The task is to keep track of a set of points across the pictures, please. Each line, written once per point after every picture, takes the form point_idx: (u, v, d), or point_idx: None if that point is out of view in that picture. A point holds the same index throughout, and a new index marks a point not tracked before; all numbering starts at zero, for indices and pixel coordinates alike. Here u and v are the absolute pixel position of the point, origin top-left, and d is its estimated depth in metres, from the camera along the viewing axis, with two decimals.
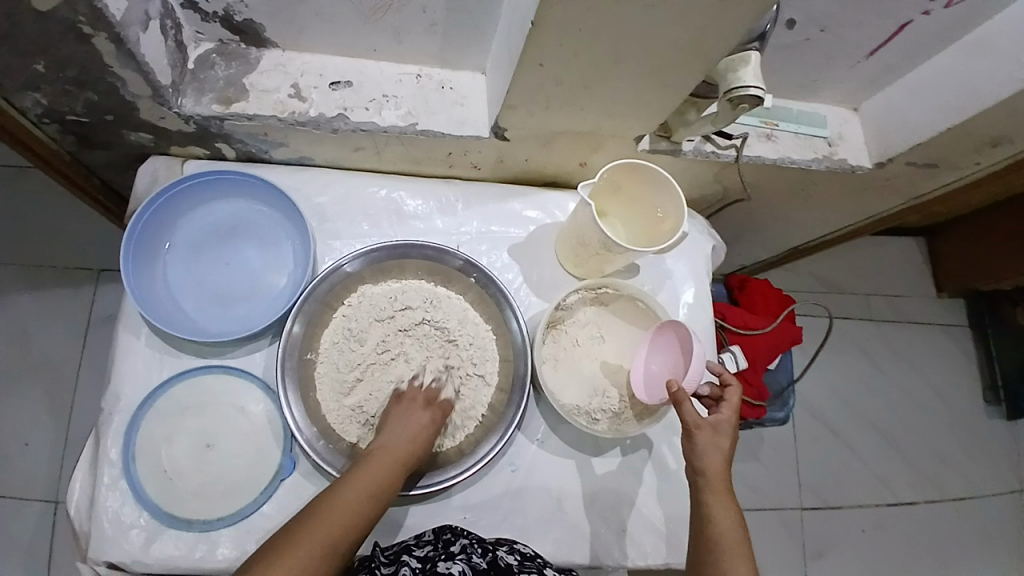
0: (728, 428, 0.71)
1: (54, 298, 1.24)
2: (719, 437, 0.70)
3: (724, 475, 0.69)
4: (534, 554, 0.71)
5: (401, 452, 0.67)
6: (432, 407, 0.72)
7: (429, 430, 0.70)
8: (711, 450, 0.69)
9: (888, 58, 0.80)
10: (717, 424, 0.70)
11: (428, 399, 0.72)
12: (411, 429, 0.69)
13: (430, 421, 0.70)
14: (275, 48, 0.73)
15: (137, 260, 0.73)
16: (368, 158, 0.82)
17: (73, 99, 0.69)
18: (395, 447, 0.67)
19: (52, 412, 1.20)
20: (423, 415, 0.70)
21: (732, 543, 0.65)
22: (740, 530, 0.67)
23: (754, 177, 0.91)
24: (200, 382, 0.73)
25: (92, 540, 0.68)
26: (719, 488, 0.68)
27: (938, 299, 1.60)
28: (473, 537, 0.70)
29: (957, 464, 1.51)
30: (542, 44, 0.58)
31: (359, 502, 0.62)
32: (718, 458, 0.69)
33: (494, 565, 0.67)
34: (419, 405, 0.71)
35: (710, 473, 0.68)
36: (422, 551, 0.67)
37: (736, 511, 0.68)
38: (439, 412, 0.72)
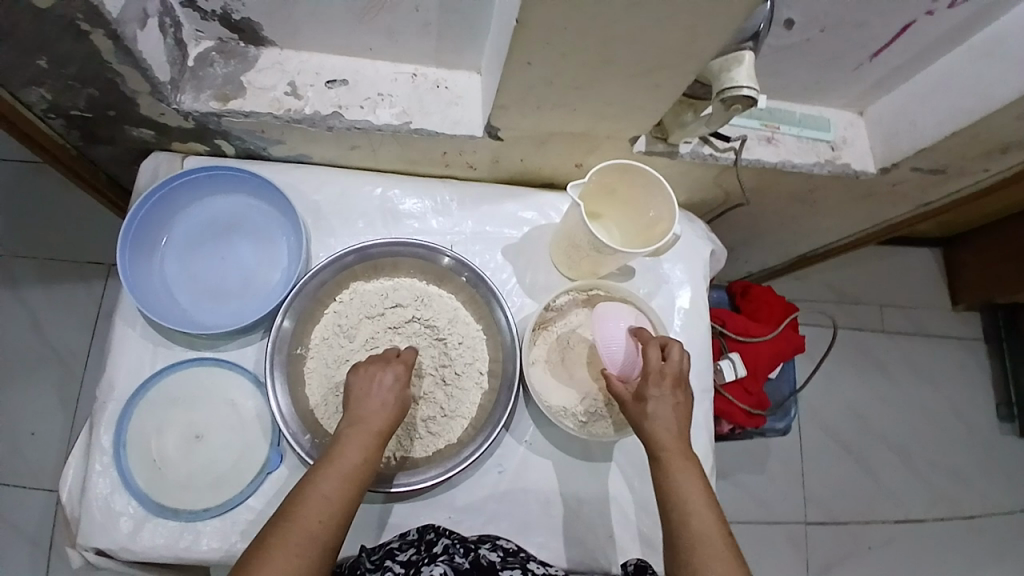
0: (666, 391, 0.68)
1: (66, 291, 1.27)
2: (653, 403, 0.68)
3: (675, 439, 0.67)
4: (517, 548, 0.71)
5: (374, 430, 0.65)
6: (396, 370, 0.68)
7: (397, 399, 0.67)
8: (650, 420, 0.68)
9: (892, 62, 0.78)
10: (652, 391, 0.68)
11: (393, 362, 0.69)
12: (378, 403, 0.66)
13: (396, 380, 0.68)
14: (273, 47, 0.74)
15: (135, 253, 0.75)
16: (365, 157, 0.83)
17: (75, 94, 0.71)
18: (364, 419, 0.65)
19: (61, 402, 1.23)
20: (389, 385, 0.67)
21: (697, 508, 0.63)
22: (705, 496, 0.64)
23: (755, 181, 0.89)
24: (192, 374, 0.74)
25: (83, 525, 0.69)
26: (675, 458, 0.66)
27: (954, 312, 1.56)
28: (455, 537, 0.70)
29: (970, 480, 1.47)
30: (529, 44, 0.58)
31: (341, 489, 0.61)
32: (666, 425, 0.67)
33: (477, 564, 0.67)
34: (380, 372, 0.68)
35: (659, 443, 0.67)
36: (405, 555, 0.67)
37: (698, 473, 0.66)
38: (403, 366, 0.69)
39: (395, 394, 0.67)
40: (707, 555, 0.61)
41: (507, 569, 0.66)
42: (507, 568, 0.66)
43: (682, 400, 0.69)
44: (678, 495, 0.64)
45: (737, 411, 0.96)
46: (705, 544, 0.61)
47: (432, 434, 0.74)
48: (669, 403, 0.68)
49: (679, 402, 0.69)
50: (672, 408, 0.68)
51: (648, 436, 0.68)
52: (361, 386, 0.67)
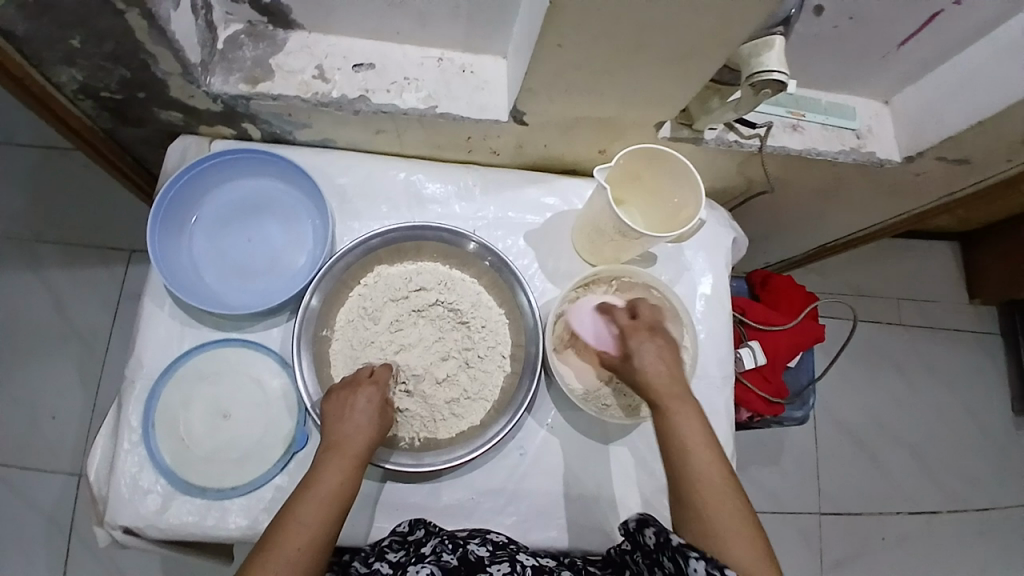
0: (649, 340, 0.70)
1: (89, 274, 1.28)
2: (640, 353, 0.69)
3: (668, 383, 0.68)
4: (507, 540, 0.71)
5: (350, 455, 0.65)
6: (368, 393, 0.69)
7: (371, 423, 0.67)
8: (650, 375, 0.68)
9: (921, 50, 0.78)
10: (635, 341, 0.69)
11: (364, 385, 0.69)
12: (352, 427, 0.66)
13: (369, 403, 0.68)
14: (302, 31, 0.75)
15: (164, 232, 0.76)
16: (389, 141, 0.84)
17: (108, 75, 0.72)
18: (338, 444, 0.66)
19: (82, 385, 1.25)
20: (362, 410, 0.67)
21: (695, 449, 0.65)
22: (704, 436, 0.66)
23: (778, 169, 0.89)
24: (218, 353, 0.75)
25: (110, 501, 0.70)
26: (671, 402, 0.67)
27: (971, 306, 1.55)
28: (444, 534, 0.70)
29: (984, 477, 1.46)
30: (560, 27, 0.58)
31: (318, 513, 0.62)
32: (658, 374, 0.68)
33: (465, 560, 0.67)
34: (351, 396, 0.68)
35: (652, 388, 0.67)
36: (394, 556, 0.67)
37: (695, 412, 0.67)
38: (373, 388, 0.69)
39: (371, 416, 0.68)
40: (705, 492, 0.63)
41: (496, 564, 0.67)
42: (496, 563, 0.67)
43: (669, 348, 0.70)
44: (677, 437, 0.66)
45: (755, 400, 0.96)
46: (707, 482, 0.64)
47: (455, 416, 0.75)
48: (654, 352, 0.69)
49: (662, 346, 0.70)
50: (659, 355, 0.69)
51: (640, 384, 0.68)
52: (334, 412, 0.67)
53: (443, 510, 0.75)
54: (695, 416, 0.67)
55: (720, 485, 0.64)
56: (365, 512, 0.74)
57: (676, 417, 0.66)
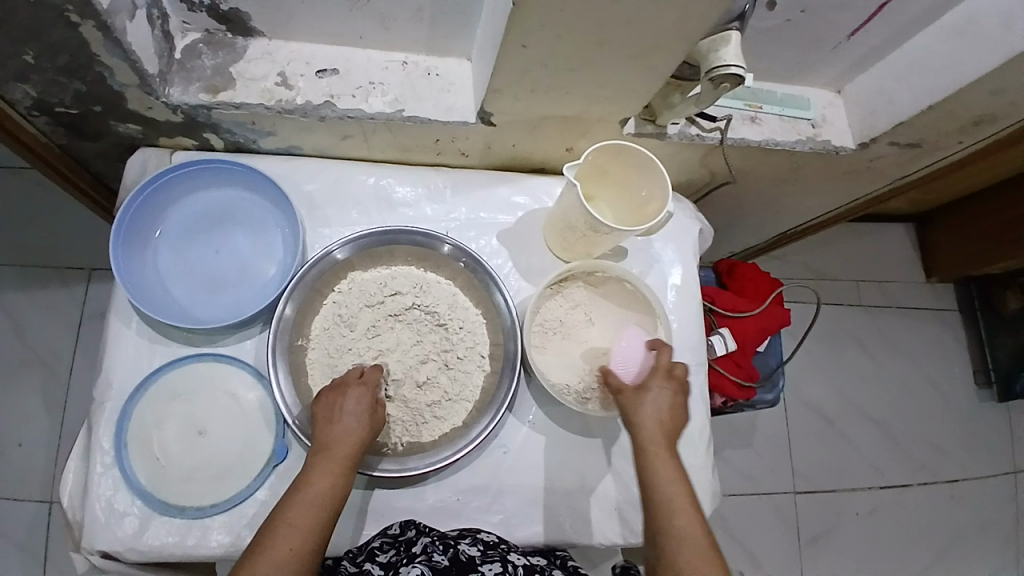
0: (665, 389, 0.74)
1: (48, 295, 1.24)
2: (651, 393, 0.73)
3: (661, 434, 0.72)
4: (498, 541, 0.71)
5: (340, 456, 0.65)
6: (357, 394, 0.68)
7: (361, 423, 0.67)
8: (644, 412, 0.72)
9: (870, 40, 0.81)
10: (648, 385, 0.73)
11: (353, 386, 0.69)
12: (341, 428, 0.66)
13: (358, 404, 0.68)
14: (262, 38, 0.74)
15: (127, 248, 0.74)
16: (357, 146, 0.83)
17: (62, 89, 0.70)
18: (328, 446, 0.65)
19: (47, 410, 1.21)
20: (352, 411, 0.67)
21: (677, 499, 0.67)
22: (685, 490, 0.68)
23: (740, 160, 0.91)
24: (191, 369, 0.74)
25: (86, 527, 0.68)
26: (659, 452, 0.70)
27: (928, 284, 1.61)
28: (435, 535, 0.70)
29: (948, 447, 1.53)
30: (524, 27, 0.58)
31: (309, 516, 0.62)
32: (655, 413, 0.72)
33: (456, 560, 0.66)
34: (341, 399, 0.68)
35: (645, 435, 0.71)
36: (384, 557, 0.67)
37: (677, 467, 0.70)
38: (363, 389, 0.69)
39: (361, 417, 0.67)
40: (680, 542, 0.65)
41: (487, 563, 0.65)
42: (487, 561, 0.66)
43: (676, 404, 0.74)
44: (659, 486, 0.68)
45: (728, 385, 0.99)
46: (685, 532, 0.65)
47: (437, 418, 0.75)
48: (659, 401, 0.73)
49: (673, 393, 0.74)
50: (661, 408, 0.73)
51: (633, 427, 0.72)
52: (325, 415, 0.67)
53: (432, 512, 0.75)
54: (678, 471, 0.70)
55: (698, 538, 0.65)
56: (354, 518, 0.74)
57: (660, 466, 0.69)
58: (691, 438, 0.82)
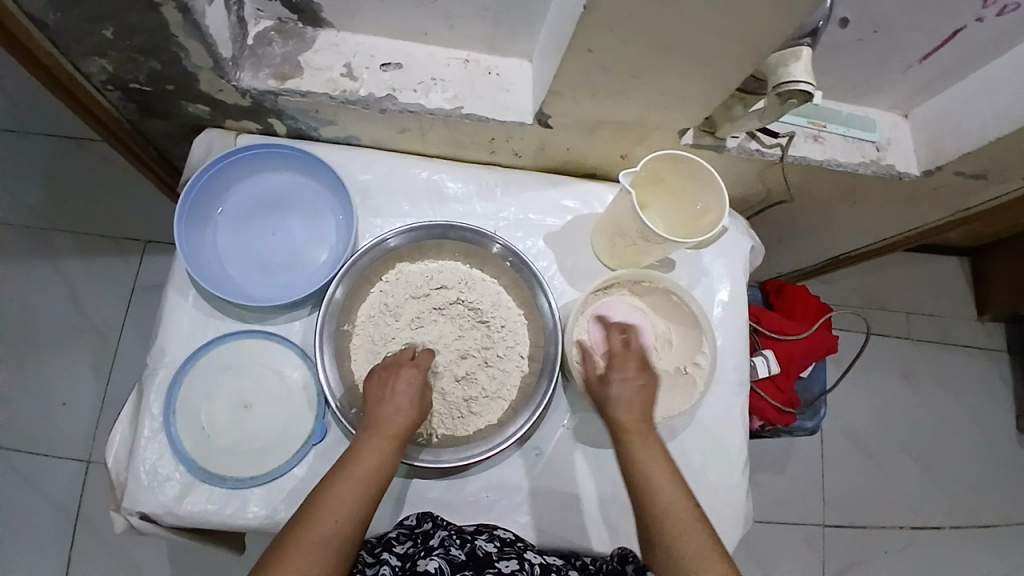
0: (627, 372, 0.71)
1: (105, 264, 1.31)
2: (615, 384, 0.70)
3: (636, 419, 0.69)
4: (515, 539, 0.72)
5: (391, 433, 0.66)
6: (409, 376, 0.69)
7: (412, 403, 0.68)
8: (617, 401, 0.69)
9: (941, 64, 0.79)
10: (613, 371, 0.71)
11: (405, 368, 0.70)
12: (392, 407, 0.67)
13: (410, 385, 0.69)
14: (330, 29, 0.75)
15: (190, 223, 0.76)
16: (412, 141, 0.84)
17: (137, 66, 0.73)
18: (380, 423, 0.66)
19: (95, 372, 1.27)
20: (403, 390, 0.68)
21: (657, 482, 0.65)
22: (669, 472, 0.66)
23: (797, 178, 0.89)
24: (240, 345, 0.76)
25: (129, 488, 0.70)
26: (636, 437, 0.68)
27: (979, 322, 1.55)
28: (452, 528, 0.71)
29: (988, 492, 1.46)
30: (591, 31, 0.58)
31: (355, 491, 0.62)
32: (626, 406, 0.69)
33: (473, 556, 0.67)
34: (393, 378, 0.69)
35: (620, 424, 0.69)
36: (401, 548, 0.68)
37: (658, 448, 0.68)
38: (415, 370, 0.70)
39: (412, 398, 0.68)
40: (671, 527, 0.63)
41: (504, 560, 0.67)
42: (504, 558, 0.67)
43: (645, 380, 0.71)
44: (639, 469, 0.66)
45: (768, 408, 0.97)
46: (673, 516, 0.63)
47: (473, 414, 0.75)
48: (630, 382, 0.70)
49: (641, 380, 0.71)
50: (632, 385, 0.70)
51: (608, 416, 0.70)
52: (378, 392, 0.68)
53: (462, 506, 0.76)
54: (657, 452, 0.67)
55: (686, 520, 0.63)
56: (384, 506, 0.74)
57: (639, 450, 0.67)
58: (727, 456, 0.81)
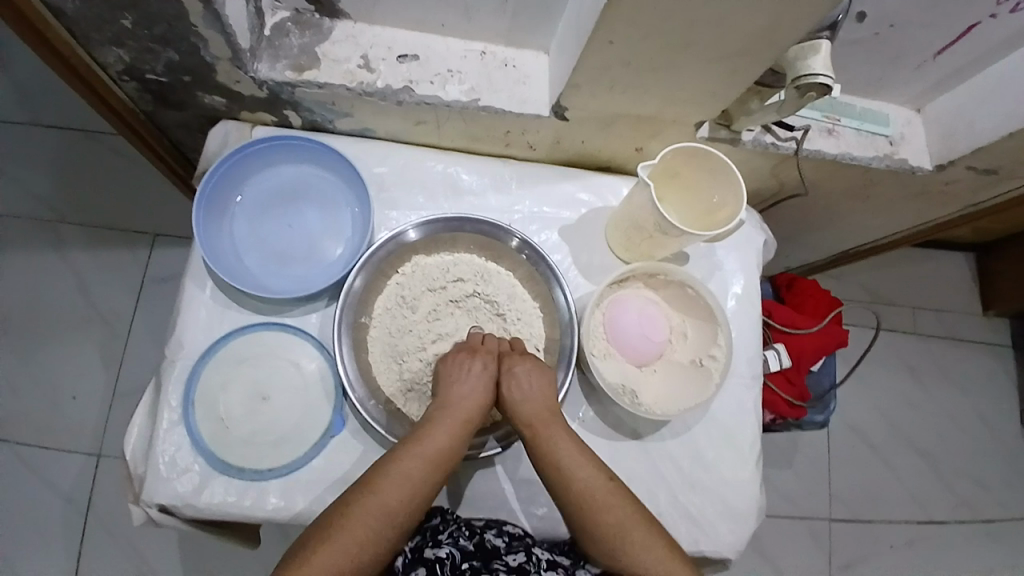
0: (521, 368, 0.73)
1: (114, 256, 1.31)
2: (514, 382, 0.72)
3: (539, 412, 0.71)
4: (523, 534, 0.72)
5: (465, 414, 0.70)
6: (483, 360, 0.73)
7: (487, 386, 0.72)
8: (521, 399, 0.71)
9: (956, 60, 0.79)
10: (506, 372, 0.72)
11: (479, 352, 0.74)
12: (467, 389, 0.71)
13: (483, 369, 0.73)
14: (347, 20, 0.75)
15: (208, 215, 0.77)
16: (427, 133, 0.84)
17: (155, 57, 0.72)
18: (456, 401, 0.70)
19: (105, 365, 1.27)
20: (477, 374, 0.72)
21: (574, 467, 0.69)
22: (583, 456, 0.70)
23: (812, 173, 0.89)
24: (257, 337, 0.76)
25: (148, 480, 0.70)
26: (543, 427, 0.70)
27: (984, 317, 1.55)
28: (461, 521, 0.72)
29: (992, 486, 1.47)
30: (613, 24, 0.58)
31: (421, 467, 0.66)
32: (529, 401, 0.71)
33: (481, 547, 0.68)
34: (472, 362, 0.73)
35: (527, 420, 0.71)
36: (413, 539, 0.70)
37: (568, 434, 0.71)
38: (489, 356, 0.74)
39: (484, 382, 0.72)
40: (593, 506, 0.67)
41: (512, 553, 0.68)
42: (511, 552, 0.68)
43: (541, 373, 0.73)
44: (555, 459, 0.69)
45: (779, 402, 0.98)
46: (592, 497, 0.68)
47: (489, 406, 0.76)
48: (526, 378, 0.72)
49: (535, 373, 0.73)
50: (529, 380, 0.72)
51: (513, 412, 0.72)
52: (456, 374, 0.72)
53: (476, 498, 0.76)
54: (568, 439, 0.70)
55: (607, 497, 0.68)
56: None
57: (549, 439, 0.70)
58: (741, 450, 0.81)
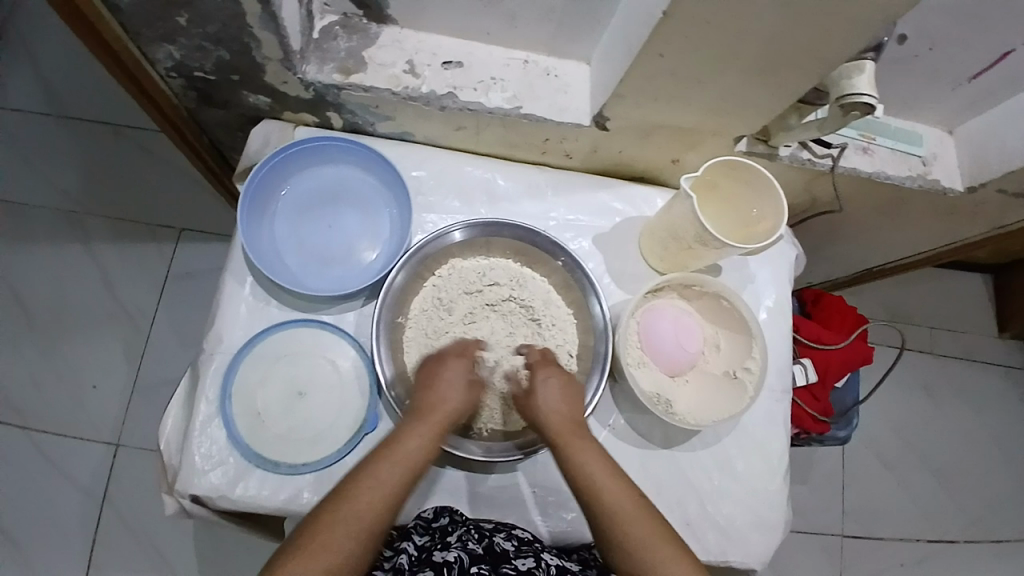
0: (551, 377, 0.72)
1: (140, 250, 1.32)
2: (542, 390, 0.71)
3: (567, 422, 0.70)
4: (531, 539, 0.72)
5: (433, 420, 0.68)
6: (454, 368, 0.72)
7: (459, 393, 0.71)
8: (548, 409, 0.70)
9: (992, 83, 0.80)
10: (537, 379, 0.72)
11: (450, 360, 0.72)
12: (437, 395, 0.70)
13: (455, 377, 0.71)
14: (393, 26, 0.76)
15: (252, 213, 0.78)
16: (465, 139, 0.85)
17: (205, 55, 0.74)
18: (424, 408, 0.69)
19: (127, 357, 1.28)
20: (449, 381, 0.71)
21: (604, 480, 0.67)
22: (612, 470, 0.68)
23: (845, 189, 0.90)
24: (295, 334, 0.77)
25: (183, 471, 0.71)
26: (571, 438, 0.69)
27: (1000, 339, 1.56)
28: (469, 524, 0.71)
29: (1005, 508, 1.47)
30: (666, 37, 0.59)
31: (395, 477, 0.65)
32: (556, 410, 0.70)
33: (490, 551, 0.68)
34: (443, 369, 0.71)
35: (555, 431, 0.69)
36: (419, 540, 0.69)
37: (596, 448, 0.69)
38: (460, 363, 0.72)
39: (457, 389, 0.71)
40: (623, 523, 0.65)
41: (521, 557, 0.68)
42: (521, 556, 0.68)
43: (570, 385, 0.72)
44: (583, 471, 0.67)
45: (804, 416, 0.99)
46: (622, 511, 0.66)
47: None
48: (549, 390, 0.71)
49: (565, 384, 0.72)
50: (552, 393, 0.71)
51: (539, 423, 0.70)
52: (428, 381, 0.71)
53: (506, 502, 0.76)
54: (594, 453, 0.69)
55: (638, 513, 0.66)
56: (431, 498, 0.75)
57: (578, 452, 0.68)
58: (770, 462, 0.81)
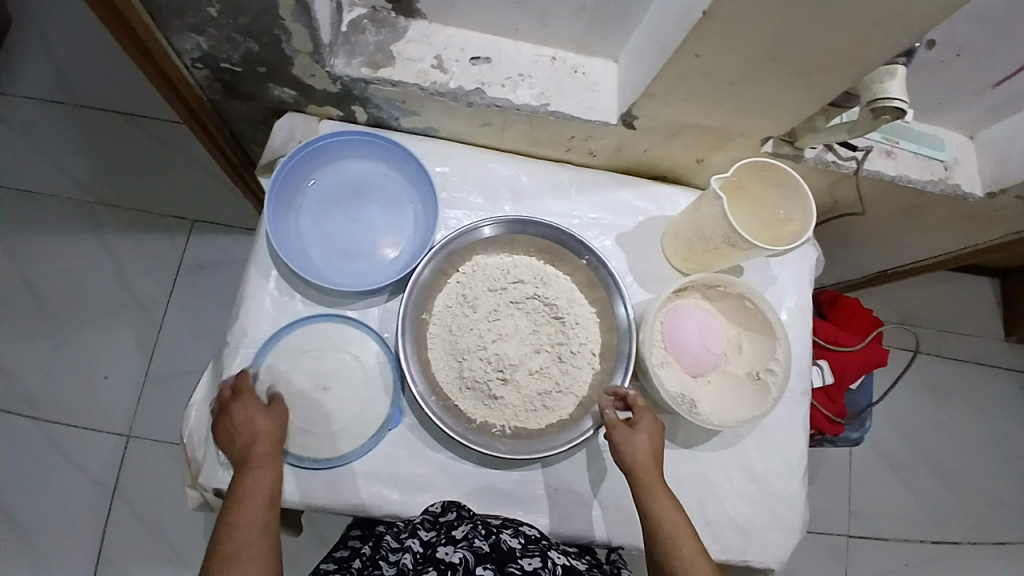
0: (650, 426, 0.73)
1: (152, 241, 1.31)
2: (642, 436, 0.72)
3: (655, 473, 0.72)
4: (539, 537, 0.71)
5: (267, 453, 0.69)
6: (249, 403, 0.70)
7: (269, 422, 0.70)
8: (641, 453, 0.72)
9: (1019, 88, 0.80)
10: (638, 424, 0.73)
11: (241, 399, 0.70)
12: (256, 433, 0.69)
13: (258, 409, 0.70)
14: (421, 20, 0.76)
15: (278, 207, 0.78)
16: (489, 135, 0.85)
17: (233, 47, 0.73)
18: (253, 448, 0.68)
19: (138, 348, 1.28)
20: (252, 419, 0.69)
21: (682, 535, 0.68)
22: (689, 529, 0.69)
23: (866, 193, 0.90)
24: (320, 328, 0.77)
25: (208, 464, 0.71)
26: (658, 488, 0.71)
27: (1007, 342, 1.56)
28: (476, 521, 0.70)
29: (1009, 511, 1.48)
30: (703, 38, 0.59)
31: (256, 513, 0.66)
32: (647, 458, 0.72)
33: (497, 548, 0.66)
34: (239, 409, 0.70)
35: (643, 477, 0.71)
36: (425, 535, 0.69)
37: (676, 504, 0.71)
38: (248, 396, 0.71)
39: (265, 418, 0.70)
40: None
41: (527, 557, 0.66)
42: (527, 555, 0.66)
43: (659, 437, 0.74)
44: (665, 522, 0.69)
45: (821, 419, 1.00)
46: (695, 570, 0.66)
47: (547, 408, 0.76)
48: (644, 437, 0.73)
49: (657, 436, 0.74)
50: (648, 441, 0.72)
51: (629, 465, 0.72)
52: (231, 426, 0.69)
53: (528, 499, 0.77)
54: (674, 504, 0.70)
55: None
56: (454, 495, 0.75)
57: (662, 503, 0.70)
58: (789, 463, 0.82)
